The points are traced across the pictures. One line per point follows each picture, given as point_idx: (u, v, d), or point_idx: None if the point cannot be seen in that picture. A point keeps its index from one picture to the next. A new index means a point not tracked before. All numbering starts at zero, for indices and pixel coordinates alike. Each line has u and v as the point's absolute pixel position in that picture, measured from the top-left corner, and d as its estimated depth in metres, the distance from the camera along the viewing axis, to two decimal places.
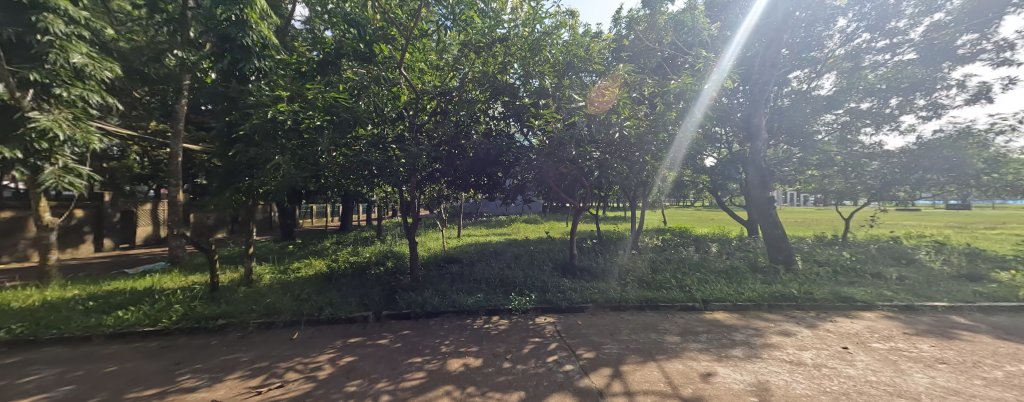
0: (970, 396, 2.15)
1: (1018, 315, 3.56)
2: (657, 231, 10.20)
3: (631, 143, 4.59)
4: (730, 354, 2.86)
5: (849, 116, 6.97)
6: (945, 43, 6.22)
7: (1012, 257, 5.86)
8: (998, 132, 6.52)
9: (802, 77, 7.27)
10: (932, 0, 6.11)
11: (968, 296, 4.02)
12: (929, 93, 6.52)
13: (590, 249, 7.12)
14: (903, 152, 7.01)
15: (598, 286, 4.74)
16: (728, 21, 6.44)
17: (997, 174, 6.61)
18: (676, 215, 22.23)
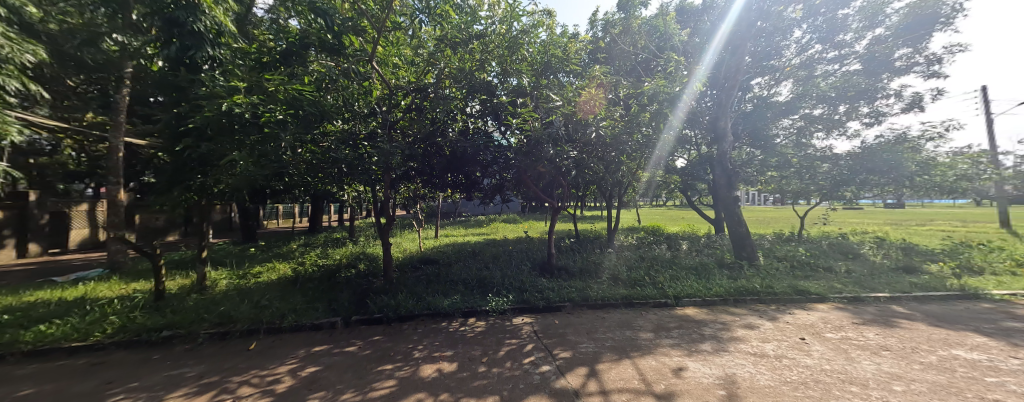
0: (909, 381, 2.36)
1: (946, 303, 3.98)
2: (631, 230, 10.52)
3: (608, 143, 4.67)
4: (700, 349, 2.97)
5: (803, 121, 7.58)
6: (886, 56, 6.86)
7: (940, 251, 6.56)
8: (927, 139, 7.30)
9: (762, 83, 7.55)
10: (874, 16, 6.76)
11: (905, 287, 4.45)
12: (871, 101, 7.19)
13: (568, 248, 7.20)
14: (850, 155, 7.66)
15: (575, 285, 4.79)
16: (699, 28, 6.84)
17: (928, 176, 7.37)
18: (650, 214, 23.11)
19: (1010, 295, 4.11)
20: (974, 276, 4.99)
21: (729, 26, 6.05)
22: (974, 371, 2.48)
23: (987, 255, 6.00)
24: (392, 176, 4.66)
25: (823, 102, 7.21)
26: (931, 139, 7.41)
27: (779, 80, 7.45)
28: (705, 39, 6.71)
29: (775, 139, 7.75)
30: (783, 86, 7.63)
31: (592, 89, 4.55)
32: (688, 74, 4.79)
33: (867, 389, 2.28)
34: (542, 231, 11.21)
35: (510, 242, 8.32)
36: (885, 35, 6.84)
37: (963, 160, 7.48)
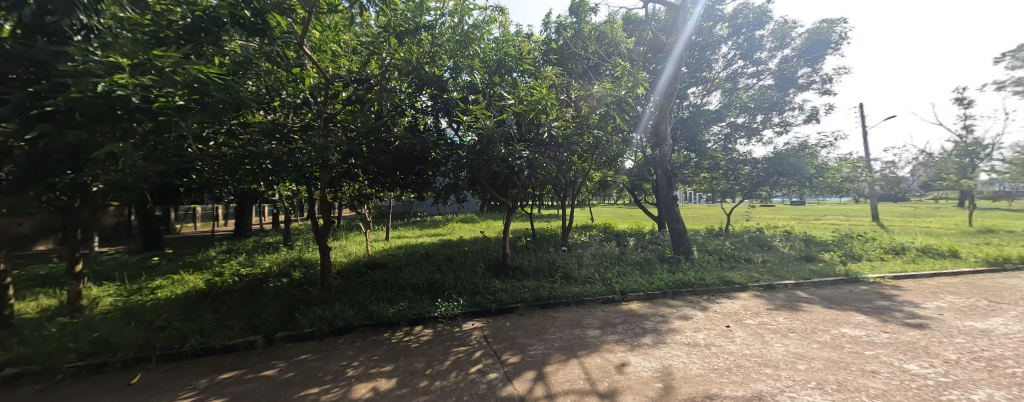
0: (809, 361, 2.71)
1: (835, 287, 4.73)
2: (585, 228, 10.97)
3: (559, 143, 4.74)
4: (641, 343, 3.13)
5: (729, 129, 8.46)
6: (791, 75, 7.99)
7: (830, 241, 7.84)
8: (823, 147, 8.63)
9: (696, 93, 8.33)
10: (782, 38, 7.83)
11: (806, 274, 5.20)
12: (781, 112, 8.31)
13: (524, 247, 7.26)
14: (766, 159, 8.76)
15: (528, 284, 4.81)
16: (642, 38, 7.37)
17: (823, 177, 8.75)
18: (602, 212, 24.47)
19: (879, 277, 5.02)
20: (853, 262, 6.04)
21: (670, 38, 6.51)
22: (854, 346, 2.95)
23: (862, 244, 7.32)
24: (332, 174, 4.35)
25: (745, 113, 8.11)
26: (825, 148, 8.79)
27: (709, 90, 8.24)
28: (648, 48, 7.19)
29: (706, 143, 8.56)
30: (713, 96, 8.45)
31: (545, 88, 4.50)
32: (633, 78, 5.04)
33: (778, 370, 2.58)
34: (500, 230, 11.20)
35: (467, 242, 8.15)
36: (791, 56, 7.95)
37: (847, 166, 9.00)
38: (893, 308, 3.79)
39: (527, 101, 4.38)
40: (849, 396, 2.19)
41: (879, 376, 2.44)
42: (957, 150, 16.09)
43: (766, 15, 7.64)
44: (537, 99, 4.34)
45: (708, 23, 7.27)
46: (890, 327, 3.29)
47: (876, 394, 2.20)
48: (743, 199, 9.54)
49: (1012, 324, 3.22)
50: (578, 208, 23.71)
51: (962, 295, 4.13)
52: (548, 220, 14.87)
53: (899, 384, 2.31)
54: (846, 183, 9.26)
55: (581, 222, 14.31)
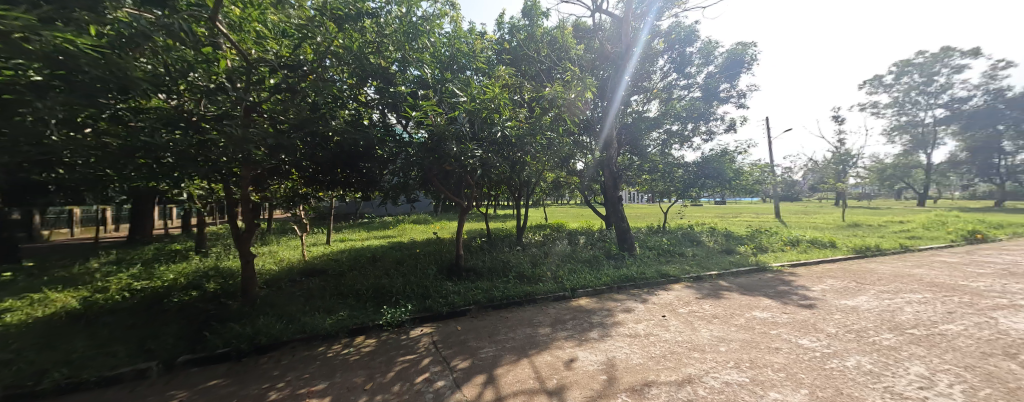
0: (727, 343, 3.07)
1: (748, 275, 5.46)
2: (539, 227, 11.23)
3: (512, 143, 4.76)
4: (588, 338, 3.26)
5: (666, 135, 9.30)
6: (716, 89, 9.06)
7: (745, 236, 9.07)
8: (740, 153, 9.97)
9: (638, 101, 9.07)
10: (707, 56, 8.82)
11: (726, 265, 5.93)
12: (709, 122, 9.35)
13: (478, 248, 7.18)
14: (697, 164, 9.80)
15: (481, 285, 4.76)
16: (590, 46, 7.76)
17: (741, 181, 10.07)
18: (556, 212, 25.39)
19: (780, 265, 5.93)
20: (762, 254, 7.05)
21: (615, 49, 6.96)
22: (762, 327, 3.42)
23: (768, 237, 8.60)
24: (258, 172, 3.88)
25: (680, 121, 8.94)
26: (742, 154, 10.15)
27: (649, 99, 8.96)
28: (597, 55, 7.60)
29: (648, 148, 9.28)
30: (652, 104, 9.21)
31: (497, 87, 4.46)
32: (582, 83, 5.22)
33: (704, 353, 2.88)
34: (454, 231, 10.96)
35: (419, 244, 7.81)
36: (716, 73, 9.02)
37: (759, 170, 10.49)
38: (790, 292, 4.49)
39: (480, 100, 4.26)
40: (759, 372, 2.53)
41: (781, 352, 2.86)
42: (834, 159, 19.75)
43: (695, 34, 8.56)
44: (490, 98, 4.29)
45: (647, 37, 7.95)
46: (788, 308, 3.88)
47: (780, 368, 2.58)
48: (678, 199, 10.59)
49: (869, 300, 4.02)
50: (534, 208, 24.31)
51: (837, 278, 5.06)
52: (503, 220, 14.97)
53: (794, 357, 2.73)
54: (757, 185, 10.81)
55: (536, 222, 14.64)
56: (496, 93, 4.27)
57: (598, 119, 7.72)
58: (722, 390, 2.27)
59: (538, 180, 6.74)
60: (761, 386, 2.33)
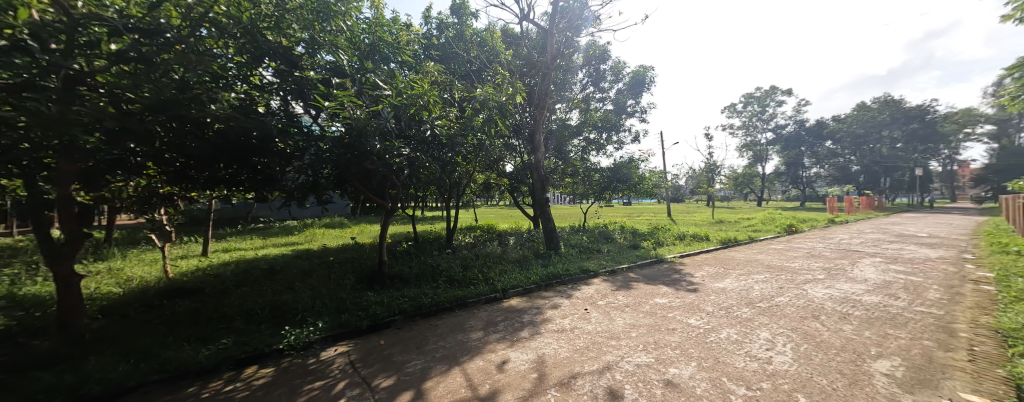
0: (636, 329, 3.51)
1: (649, 266, 6.39)
2: (470, 229, 11.12)
3: (444, 142, 4.64)
4: (519, 337, 3.34)
5: (585, 142, 10.28)
6: (624, 105, 10.39)
7: (647, 232, 10.63)
8: (643, 161, 11.64)
9: (562, 108, 9.86)
10: (618, 74, 10.05)
11: (633, 258, 6.84)
12: (621, 132, 10.62)
13: (404, 253, 6.74)
14: (612, 170, 11.01)
15: (409, 292, 4.48)
16: (518, 52, 8.12)
17: (645, 185, 11.75)
18: (486, 213, 25.69)
19: (673, 257, 7.11)
20: (660, 247, 8.36)
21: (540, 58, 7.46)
22: (662, 311, 4.03)
23: (664, 233, 10.24)
24: (89, 163, 2.90)
25: (597, 130, 10.04)
26: (646, 162, 11.83)
27: (571, 108, 9.78)
28: (525, 63, 7.86)
29: (570, 153, 10.13)
30: (573, 112, 10.03)
31: (426, 83, 4.32)
32: (513, 87, 5.27)
33: (619, 340, 3.24)
34: (375, 236, 10.08)
35: (332, 252, 6.92)
36: (625, 90, 10.33)
37: (656, 176, 12.44)
38: (680, 279, 5.41)
39: (406, 96, 4.07)
40: (661, 352, 2.96)
41: (676, 331, 3.44)
42: (706, 169, 24.78)
43: (608, 54, 9.65)
44: (418, 94, 4.10)
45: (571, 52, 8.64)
46: (680, 293, 4.66)
47: (676, 347, 3.07)
48: (596, 201, 11.79)
49: (732, 282, 5.12)
50: (464, 210, 24.11)
51: (711, 265, 6.31)
52: (432, 222, 14.44)
53: (687, 336, 3.32)
54: (656, 189, 12.78)
55: (467, 223, 14.47)
56: (425, 89, 4.14)
57: (527, 123, 8.02)
58: (634, 372, 2.59)
59: (469, 182, 6.71)
60: (664, 364, 2.75)
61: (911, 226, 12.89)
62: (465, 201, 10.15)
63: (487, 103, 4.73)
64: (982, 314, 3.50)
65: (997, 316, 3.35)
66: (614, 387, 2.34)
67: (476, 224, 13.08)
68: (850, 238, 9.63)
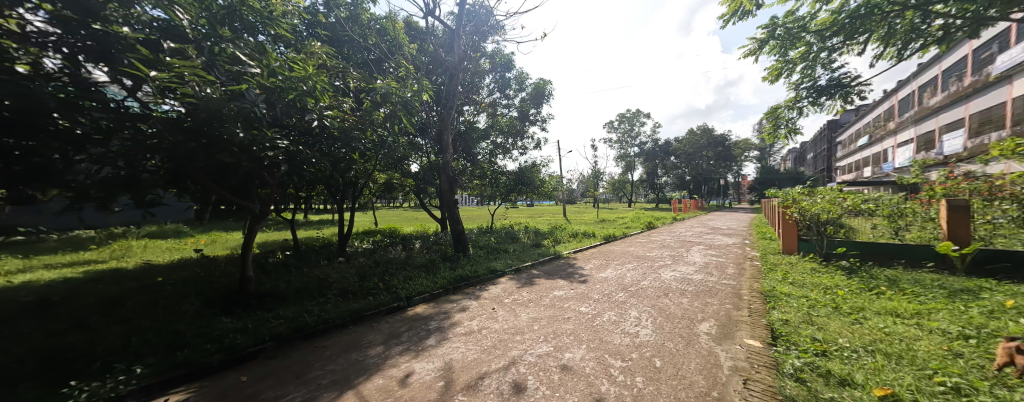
0: (538, 323, 3.77)
1: (547, 263, 7.02)
2: (369, 235, 10.04)
3: (336, 136, 4.06)
4: (425, 346, 3.15)
5: (493, 146, 10.68)
6: (527, 113, 11.12)
7: (548, 231, 11.72)
8: (544, 166, 12.80)
9: (470, 110, 10.17)
10: (521, 83, 10.77)
11: (534, 256, 7.40)
12: (525, 138, 11.37)
13: (279, 266, 5.60)
14: (517, 174, 11.68)
15: (287, 311, 3.72)
16: (423, 48, 7.93)
17: (546, 189, 12.93)
18: (387, 216, 23.69)
19: (568, 253, 8.01)
20: (557, 244, 9.30)
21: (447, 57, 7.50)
22: (559, 302, 4.46)
23: (561, 232, 11.46)
24: None
25: (503, 135, 10.54)
26: (545, 167, 13.07)
27: (478, 111, 10.38)
28: (428, 59, 7.98)
29: (478, 155, 10.50)
30: (481, 116, 10.61)
31: (311, 65, 3.62)
32: (418, 85, 4.95)
33: (523, 335, 3.41)
34: (234, 246, 8.06)
35: (161, 271, 5.16)
36: (528, 99, 11.09)
37: (554, 180, 13.84)
38: (574, 272, 6.12)
39: (285, 78, 3.32)
40: (559, 340, 3.26)
41: (571, 320, 3.84)
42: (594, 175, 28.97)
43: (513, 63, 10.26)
44: (302, 77, 3.39)
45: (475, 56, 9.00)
46: (573, 285, 5.26)
47: (570, 334, 3.43)
48: (503, 202, 12.31)
49: (612, 271, 6.08)
50: (361, 213, 21.70)
51: (596, 258, 7.37)
52: (318, 228, 12.44)
53: (579, 323, 3.72)
54: (555, 192, 14.22)
55: (366, 228, 13.00)
56: (311, 72, 3.45)
57: (434, 123, 8.20)
58: (536, 363, 2.77)
59: (365, 182, 6.08)
60: (561, 351, 3.02)
61: (716, 221, 18.08)
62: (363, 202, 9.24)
63: (389, 97, 4.34)
64: (754, 281, 5.12)
65: (761, 281, 4.95)
66: (518, 380, 2.45)
67: (377, 229, 11.85)
68: (686, 231, 12.82)
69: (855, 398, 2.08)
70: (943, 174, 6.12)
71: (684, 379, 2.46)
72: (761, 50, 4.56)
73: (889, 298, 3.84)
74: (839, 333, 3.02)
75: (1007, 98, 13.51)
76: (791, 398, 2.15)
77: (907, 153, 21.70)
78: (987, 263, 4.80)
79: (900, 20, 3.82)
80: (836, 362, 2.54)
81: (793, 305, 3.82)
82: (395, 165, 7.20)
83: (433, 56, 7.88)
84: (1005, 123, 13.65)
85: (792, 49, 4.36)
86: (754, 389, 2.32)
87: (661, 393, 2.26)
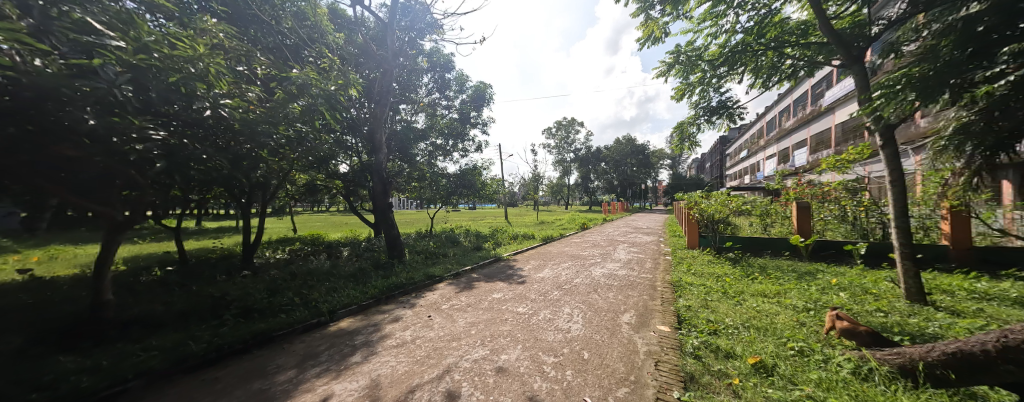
0: (476, 327, 3.72)
1: (486, 266, 7.04)
2: (286, 244, 8.85)
3: (238, 129, 3.51)
4: (349, 364, 2.86)
5: (432, 147, 10.42)
6: (468, 115, 11.01)
7: (489, 234, 11.78)
8: (485, 169, 12.89)
9: (407, 109, 9.85)
10: (462, 84, 10.68)
11: (473, 259, 7.36)
12: (466, 140, 11.28)
13: (156, 288, 4.56)
14: (457, 176, 11.51)
15: (164, 341, 3.03)
16: (352, 40, 7.36)
17: (488, 192, 13.00)
18: (310, 221, 21.17)
19: (508, 255, 8.17)
20: (498, 247, 9.41)
21: (379, 52, 7.08)
22: (497, 304, 4.49)
23: (502, 234, 11.63)
24: None
25: (443, 137, 10.37)
26: (486, 170, 13.18)
27: (416, 111, 9.95)
28: (360, 52, 7.33)
29: (416, 157, 10.10)
30: (420, 116, 10.32)
31: (202, 45, 3.00)
32: (345, 78, 4.51)
33: (460, 341, 3.33)
34: (88, 263, 6.38)
35: None
36: (468, 101, 11.01)
37: (495, 183, 14.01)
38: (512, 274, 6.25)
39: (164, 58, 2.70)
40: (495, 343, 3.26)
41: (509, 321, 3.88)
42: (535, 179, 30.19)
43: (453, 64, 10.12)
44: (189, 57, 2.81)
45: (411, 54, 8.71)
46: (511, 286, 5.36)
47: (507, 335, 3.46)
48: (443, 206, 12.03)
49: (548, 271, 6.37)
50: (278, 219, 19.02)
51: (534, 259, 7.65)
52: (218, 237, 10.54)
53: (516, 324, 3.78)
54: (496, 195, 14.40)
55: (281, 235, 11.40)
56: (202, 53, 2.87)
57: (364, 121, 7.76)
58: (472, 368, 2.71)
59: (276, 181, 5.44)
60: (496, 353, 3.02)
61: (638, 221, 20.31)
62: (277, 207, 8.26)
63: (307, 89, 3.88)
64: (666, 273, 5.86)
65: (670, 273, 5.69)
66: (452, 388, 2.36)
67: (296, 237, 10.50)
68: (614, 231, 14.12)
69: (736, 368, 2.49)
70: (793, 181, 7.66)
71: (606, 367, 2.67)
72: (669, 73, 5.25)
73: (760, 282, 4.75)
74: (725, 314, 3.61)
75: (831, 125, 17.96)
76: (690, 374, 2.47)
77: (771, 165, 27.43)
78: (821, 250, 6.19)
79: (764, 58, 4.64)
80: (723, 339, 3.02)
81: (693, 292, 4.46)
82: (316, 164, 6.58)
83: (363, 49, 7.39)
84: (830, 143, 18.17)
85: (691, 75, 5.09)
86: (663, 369, 2.61)
87: (587, 383, 2.41)
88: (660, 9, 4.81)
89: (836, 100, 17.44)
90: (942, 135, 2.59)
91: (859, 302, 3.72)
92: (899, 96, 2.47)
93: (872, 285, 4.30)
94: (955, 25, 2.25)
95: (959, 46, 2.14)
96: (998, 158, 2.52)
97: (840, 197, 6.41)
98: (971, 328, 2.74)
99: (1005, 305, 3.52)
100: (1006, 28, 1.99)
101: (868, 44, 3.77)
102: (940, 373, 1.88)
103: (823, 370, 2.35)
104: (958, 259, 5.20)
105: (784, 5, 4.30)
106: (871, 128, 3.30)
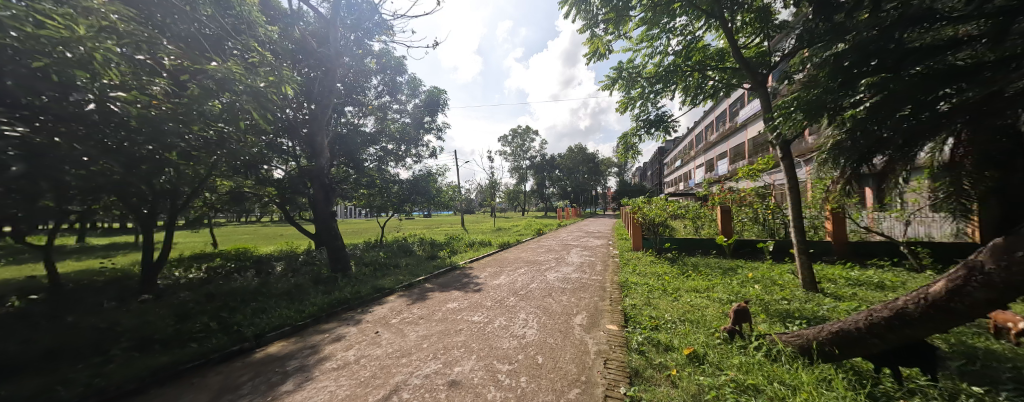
0: (426, 341, 3.54)
1: (441, 275, 6.84)
2: (203, 261, 7.65)
3: (136, 127, 3.06)
4: (278, 393, 2.53)
5: (383, 152, 9.87)
6: (421, 120, 10.73)
7: (443, 242, 11.44)
8: (439, 176, 12.62)
9: (354, 112, 9.32)
10: (414, 88, 10.42)
11: (427, 269, 7.12)
12: (419, 144, 10.88)
13: (13, 322, 3.63)
14: (409, 182, 11.03)
15: (18, 389, 2.40)
16: (289, 34, 6.84)
17: (441, 198, 12.62)
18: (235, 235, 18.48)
19: (463, 263, 8.01)
20: (453, 255, 9.20)
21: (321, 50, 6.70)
22: (451, 315, 4.36)
23: (458, 242, 11.40)
24: None
25: (394, 141, 9.94)
26: (440, 176, 12.85)
27: (365, 114, 9.58)
28: (296, 47, 6.98)
29: (364, 161, 9.49)
30: (368, 119, 9.85)
31: (83, 25, 2.50)
32: (277, 74, 4.06)
33: (409, 357, 3.14)
34: None
35: None
36: (422, 106, 10.73)
37: (449, 191, 13.77)
38: (468, 282, 6.14)
39: (23, 38, 2.21)
40: (448, 355, 3.13)
41: (463, 331, 3.78)
42: None
43: (404, 68, 9.81)
44: (61, 39, 2.29)
45: (358, 53, 8.33)
46: (466, 295, 5.27)
47: (461, 346, 3.36)
48: (394, 213, 11.44)
49: (504, 277, 6.36)
50: (192, 234, 16.31)
51: (490, 266, 7.60)
52: (106, 257, 8.70)
53: (469, 334, 3.69)
54: (451, 201, 14.06)
55: (197, 251, 9.84)
56: (80, 35, 2.36)
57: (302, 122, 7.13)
58: (422, 384, 2.56)
59: (189, 186, 4.72)
60: (449, 365, 2.91)
61: (590, 225, 21.62)
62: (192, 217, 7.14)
63: (229, 85, 3.45)
64: (614, 275, 6.22)
65: (618, 274, 6.05)
66: None
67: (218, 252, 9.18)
68: (567, 236, 14.66)
69: (673, 360, 2.70)
70: (717, 188, 8.67)
71: (559, 370, 2.72)
72: (613, 87, 5.63)
73: (692, 279, 5.24)
74: (665, 311, 3.90)
75: (745, 140, 20.80)
76: (635, 369, 2.62)
77: (700, 174, 30.93)
78: (741, 248, 7.06)
79: (692, 78, 5.22)
80: (662, 333, 3.27)
81: (638, 291, 4.78)
82: (242, 169, 5.86)
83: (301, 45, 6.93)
84: (745, 156, 21.02)
85: (632, 90, 5.50)
86: (611, 367, 2.74)
87: (540, 387, 2.43)
88: (603, 28, 5.20)
89: (747, 119, 20.35)
90: (823, 150, 3.11)
91: (769, 293, 4.29)
92: (794, 115, 2.92)
93: (779, 277, 5.01)
94: (829, 60, 2.71)
95: (832, 76, 2.57)
96: (861, 169, 3.08)
97: (753, 202, 7.40)
98: (848, 310, 3.33)
99: (871, 289, 4.34)
100: (861, 64, 2.42)
101: (769, 72, 4.44)
102: (828, 350, 2.23)
103: (743, 355, 2.64)
104: (840, 252, 6.29)
105: (705, 33, 4.93)
106: (774, 142, 3.82)
